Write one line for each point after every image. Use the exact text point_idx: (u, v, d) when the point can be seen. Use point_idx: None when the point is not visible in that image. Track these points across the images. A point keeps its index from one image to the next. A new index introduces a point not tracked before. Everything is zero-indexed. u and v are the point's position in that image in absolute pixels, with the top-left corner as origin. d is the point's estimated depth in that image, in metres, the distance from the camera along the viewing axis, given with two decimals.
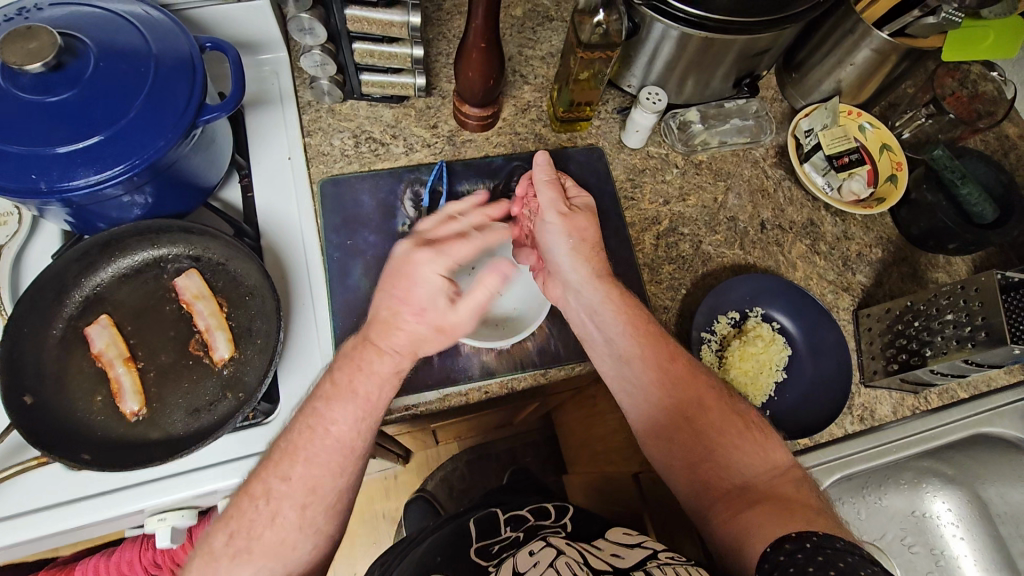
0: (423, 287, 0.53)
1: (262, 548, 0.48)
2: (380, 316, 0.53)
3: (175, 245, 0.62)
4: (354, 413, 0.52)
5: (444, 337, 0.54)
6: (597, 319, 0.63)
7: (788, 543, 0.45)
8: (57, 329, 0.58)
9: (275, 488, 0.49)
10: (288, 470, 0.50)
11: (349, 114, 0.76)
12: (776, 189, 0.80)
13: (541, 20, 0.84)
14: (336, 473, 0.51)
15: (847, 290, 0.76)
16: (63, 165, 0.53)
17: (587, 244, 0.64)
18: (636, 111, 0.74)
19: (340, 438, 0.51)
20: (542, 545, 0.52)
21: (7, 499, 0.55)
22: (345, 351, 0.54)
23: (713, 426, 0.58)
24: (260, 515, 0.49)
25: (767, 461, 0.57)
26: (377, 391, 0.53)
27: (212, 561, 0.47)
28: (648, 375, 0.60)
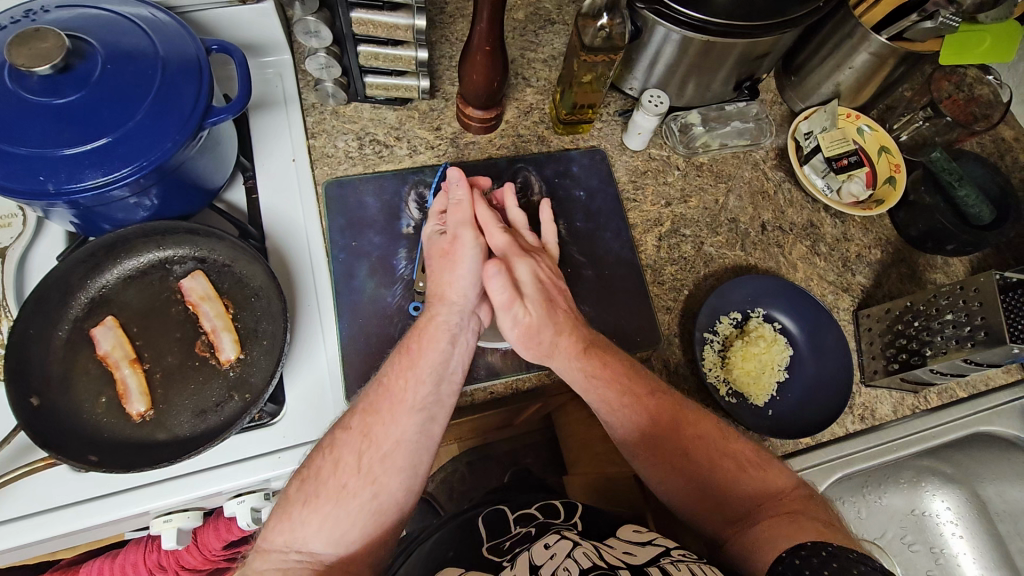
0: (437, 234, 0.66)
1: (327, 492, 0.51)
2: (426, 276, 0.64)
3: (180, 247, 0.63)
4: (402, 369, 0.57)
5: (446, 258, 0.62)
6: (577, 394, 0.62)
7: (802, 549, 0.45)
8: (62, 331, 0.58)
9: (339, 439, 0.54)
10: (348, 420, 0.55)
11: (353, 116, 0.76)
12: (776, 190, 0.81)
13: (543, 23, 0.85)
14: (388, 420, 0.55)
15: (847, 291, 0.77)
16: (70, 166, 0.53)
17: (540, 339, 0.61)
18: (638, 113, 0.75)
19: (391, 388, 0.56)
20: (557, 538, 0.53)
21: (12, 501, 0.54)
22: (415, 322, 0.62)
23: (703, 432, 0.59)
24: (325, 463, 0.53)
25: (770, 481, 0.57)
26: (425, 346, 0.58)
27: (287, 507, 0.52)
28: (614, 394, 0.60)
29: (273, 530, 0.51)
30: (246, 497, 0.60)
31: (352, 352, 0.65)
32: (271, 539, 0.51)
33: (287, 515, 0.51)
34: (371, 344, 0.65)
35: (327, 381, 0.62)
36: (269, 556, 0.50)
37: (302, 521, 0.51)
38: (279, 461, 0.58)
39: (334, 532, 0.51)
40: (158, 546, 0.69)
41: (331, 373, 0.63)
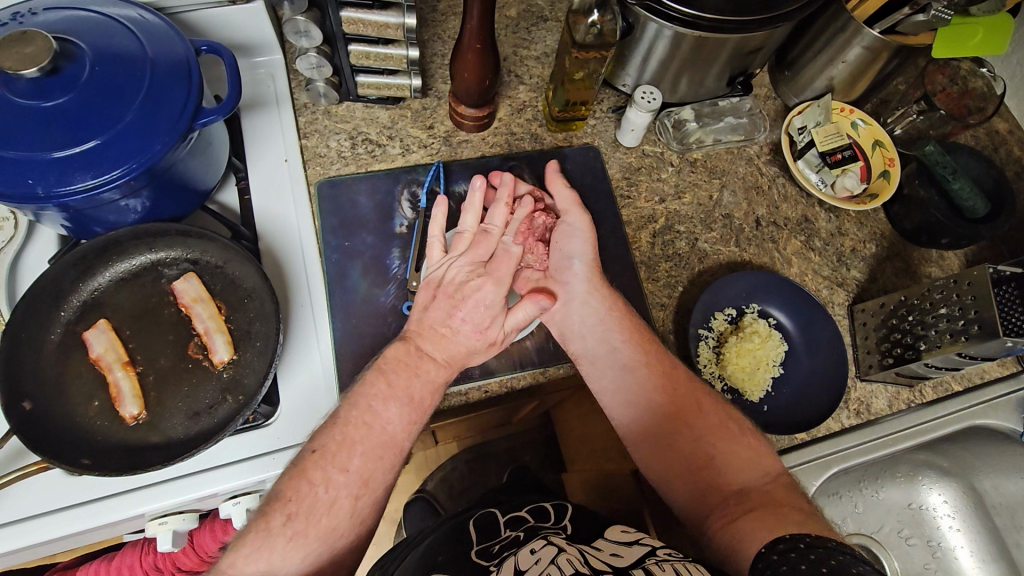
0: (484, 305, 0.62)
1: (319, 531, 0.50)
2: (437, 331, 0.60)
3: (172, 249, 0.62)
4: (406, 412, 0.56)
5: (488, 348, 0.62)
6: (602, 333, 0.65)
7: (779, 546, 0.44)
8: (55, 335, 0.58)
9: (336, 478, 0.52)
10: (346, 461, 0.52)
11: (346, 116, 0.76)
12: (771, 186, 0.81)
13: (535, 20, 0.85)
14: (387, 468, 0.54)
15: (842, 286, 0.77)
16: (59, 170, 0.53)
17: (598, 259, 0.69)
18: (631, 110, 0.75)
19: (393, 437, 0.55)
20: (543, 544, 0.53)
21: (6, 506, 0.54)
22: (393, 355, 0.58)
23: (711, 425, 0.59)
24: (320, 501, 0.51)
25: (755, 462, 0.57)
26: (429, 396, 0.58)
27: (268, 537, 0.49)
28: (640, 373, 0.62)
29: (245, 557, 0.48)
30: (241, 499, 0.60)
31: (347, 352, 0.65)
32: (239, 568, 0.48)
33: (266, 541, 0.48)
34: (365, 344, 0.65)
35: (321, 382, 0.62)
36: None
37: (284, 554, 0.48)
38: (272, 462, 0.58)
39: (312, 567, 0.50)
40: (154, 549, 0.69)
41: (326, 374, 0.63)
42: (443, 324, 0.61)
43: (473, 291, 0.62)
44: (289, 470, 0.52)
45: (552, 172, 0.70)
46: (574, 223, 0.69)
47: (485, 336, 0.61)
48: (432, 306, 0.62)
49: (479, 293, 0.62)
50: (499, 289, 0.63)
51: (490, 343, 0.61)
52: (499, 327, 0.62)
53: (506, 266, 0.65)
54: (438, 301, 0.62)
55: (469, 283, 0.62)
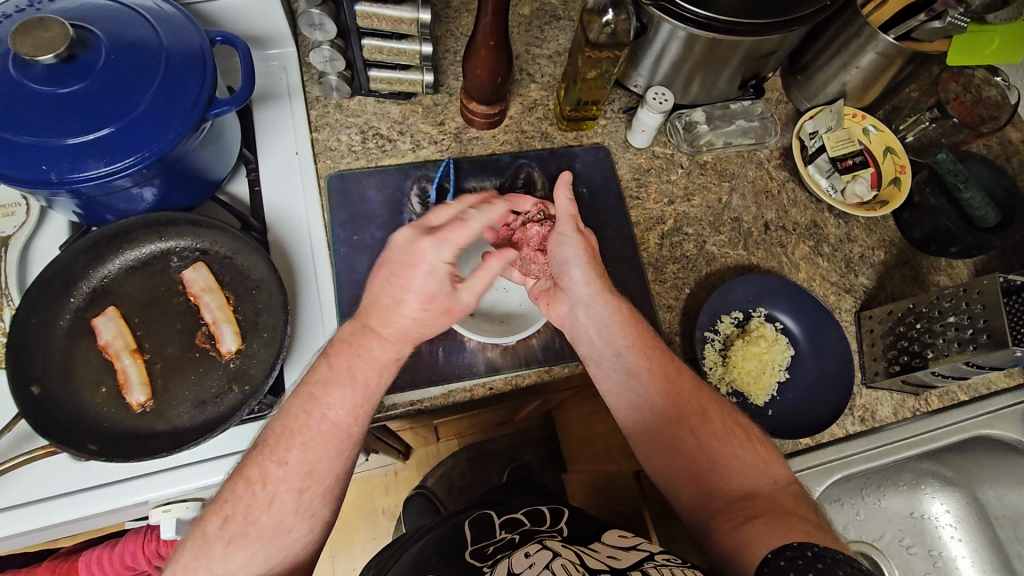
0: (428, 274, 0.55)
1: (260, 529, 0.49)
2: (381, 303, 0.55)
3: (182, 238, 0.63)
4: (351, 397, 0.53)
5: (446, 317, 0.57)
6: (608, 335, 0.63)
7: (788, 551, 0.44)
8: (65, 320, 0.59)
9: (274, 473, 0.50)
10: (285, 455, 0.51)
11: (357, 110, 0.76)
12: (780, 190, 0.81)
13: (549, 19, 0.85)
14: (333, 456, 0.52)
15: (850, 292, 0.77)
16: (73, 156, 0.53)
17: (597, 260, 0.65)
18: (643, 111, 0.75)
19: (338, 424, 0.53)
20: (538, 548, 0.53)
21: (12, 489, 0.55)
22: (341, 337, 0.55)
23: (718, 432, 0.59)
24: (257, 500, 0.49)
25: (760, 467, 0.57)
26: (375, 377, 0.54)
27: (206, 544, 0.48)
28: (645, 377, 0.61)
29: (187, 564, 0.48)
30: None
31: None
32: None
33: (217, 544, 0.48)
34: None
35: None
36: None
37: (224, 560, 0.48)
38: None
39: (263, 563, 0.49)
40: (156, 536, 0.64)
41: None
42: (387, 294, 0.55)
43: (415, 258, 0.55)
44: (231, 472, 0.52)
45: (557, 181, 0.65)
46: (563, 232, 0.64)
47: (436, 305, 0.56)
48: (376, 276, 0.56)
49: (420, 260, 0.55)
50: (447, 254, 0.55)
51: (446, 311, 0.56)
52: (451, 294, 0.56)
53: (462, 232, 0.56)
54: (380, 270, 0.56)
55: (409, 248, 0.55)
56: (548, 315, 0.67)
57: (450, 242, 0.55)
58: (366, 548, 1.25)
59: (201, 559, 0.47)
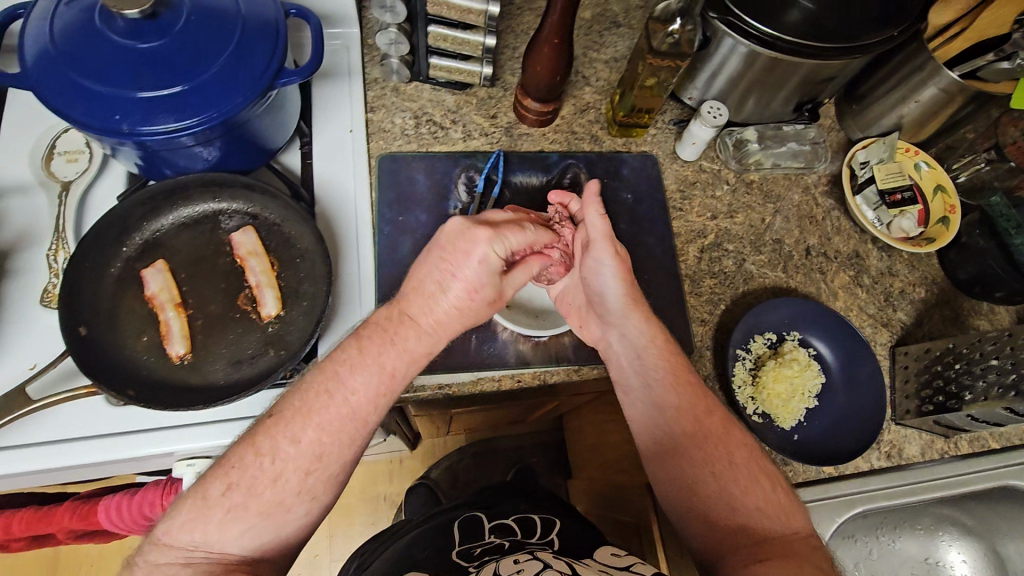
0: (478, 265, 0.55)
1: (260, 504, 0.49)
2: (425, 289, 0.56)
3: (234, 201, 0.64)
4: (376, 383, 0.53)
5: (489, 307, 0.58)
6: (639, 367, 0.63)
7: None
8: (116, 268, 0.60)
9: (283, 448, 0.50)
10: (299, 432, 0.50)
11: (413, 95, 0.77)
12: (825, 217, 0.80)
13: (609, 26, 0.86)
14: (345, 444, 0.52)
15: (886, 327, 0.76)
16: (144, 109, 0.55)
17: (633, 284, 0.65)
18: (695, 123, 0.75)
19: (356, 409, 0.53)
20: (528, 557, 0.53)
21: (41, 426, 0.55)
22: (375, 319, 0.56)
23: (739, 476, 0.57)
24: (263, 473, 0.49)
25: (782, 517, 0.54)
26: (403, 369, 0.54)
27: (205, 508, 0.48)
28: (667, 406, 0.60)
29: (182, 525, 0.47)
30: None
31: None
32: (174, 535, 0.47)
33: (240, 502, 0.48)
34: None
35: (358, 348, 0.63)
36: (170, 552, 0.47)
37: (221, 527, 0.47)
38: None
39: (255, 539, 0.49)
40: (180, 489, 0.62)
41: None
42: (433, 282, 0.56)
43: (471, 246, 0.55)
44: (241, 435, 0.52)
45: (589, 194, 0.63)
46: (601, 256, 0.64)
47: (480, 297, 0.56)
48: (422, 260, 0.57)
49: (468, 251, 0.55)
50: (499, 250, 0.56)
51: (490, 301, 0.58)
52: (495, 287, 0.57)
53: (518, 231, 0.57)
54: (431, 257, 0.56)
55: (468, 235, 0.55)
56: (580, 336, 0.67)
57: (506, 238, 0.56)
58: (363, 532, 1.25)
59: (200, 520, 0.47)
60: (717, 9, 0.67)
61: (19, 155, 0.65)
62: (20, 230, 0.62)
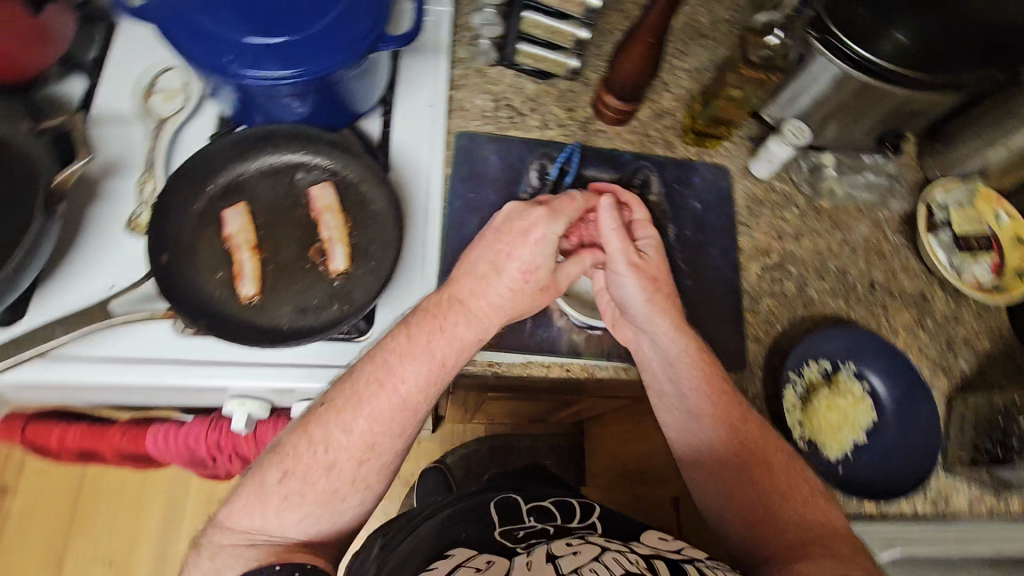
0: (536, 245, 0.57)
1: (315, 492, 0.51)
2: (476, 272, 0.57)
3: (317, 156, 0.66)
4: (426, 372, 0.54)
5: (540, 297, 0.59)
6: (674, 374, 0.62)
7: None
8: (198, 204, 0.62)
9: (337, 439, 0.52)
10: (350, 422, 0.52)
11: (496, 78, 0.78)
12: (893, 254, 0.78)
13: (694, 36, 0.86)
14: (396, 433, 0.53)
15: (945, 373, 0.74)
16: (253, 54, 0.57)
17: (662, 294, 0.63)
18: (774, 141, 0.74)
19: (406, 399, 0.53)
20: (582, 540, 0.53)
21: (111, 343, 0.57)
22: (423, 307, 0.56)
23: (779, 484, 0.58)
24: (318, 461, 0.51)
25: (824, 524, 0.56)
26: (454, 356, 0.55)
27: (264, 495, 0.51)
28: (706, 417, 0.61)
29: (241, 510, 0.51)
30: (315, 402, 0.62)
31: None
32: (235, 520, 0.51)
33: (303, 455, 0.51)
34: None
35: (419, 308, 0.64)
36: (231, 535, 0.51)
37: (278, 515, 0.51)
38: None
39: (312, 525, 0.52)
40: (224, 426, 0.65)
41: None
42: (486, 263, 0.58)
43: (529, 226, 0.58)
44: (296, 423, 0.54)
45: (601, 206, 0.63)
46: (621, 266, 0.62)
47: (535, 280, 0.58)
48: (476, 246, 0.59)
49: (524, 232, 0.58)
50: (554, 230, 0.58)
51: (542, 288, 0.59)
52: (550, 272, 0.59)
53: (571, 205, 0.60)
54: (485, 237, 0.58)
55: (524, 215, 0.58)
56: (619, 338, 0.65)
57: (562, 214, 0.59)
58: None
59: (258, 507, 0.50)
60: (818, 29, 0.66)
61: (122, 87, 0.68)
62: (114, 156, 0.65)
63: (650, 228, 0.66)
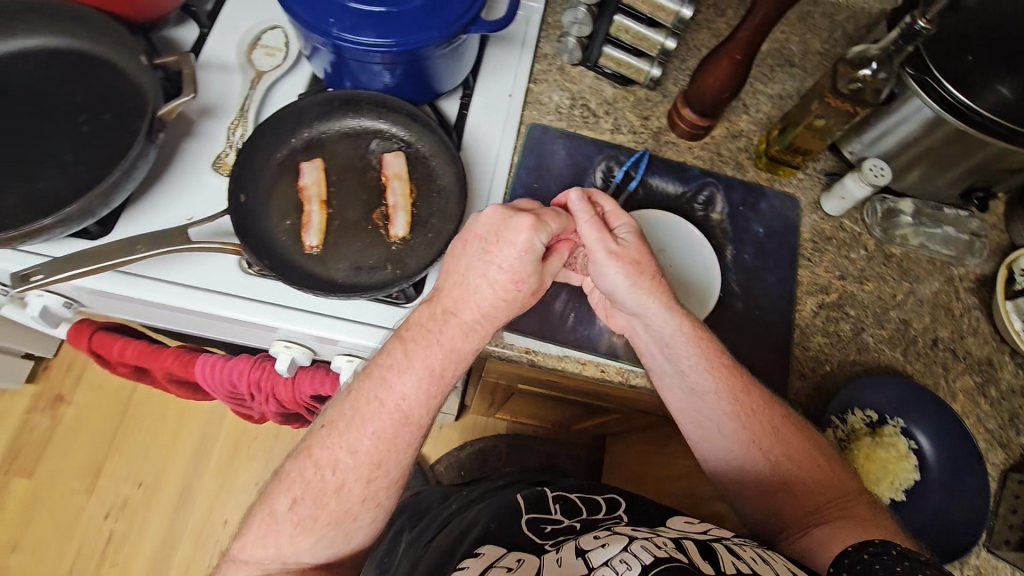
0: (523, 253, 0.55)
1: (327, 514, 0.52)
2: (467, 283, 0.56)
3: (394, 126, 0.69)
4: (424, 385, 0.54)
5: (532, 296, 0.58)
6: (695, 388, 0.60)
7: (871, 548, 0.45)
8: (280, 154, 0.66)
9: (343, 460, 0.52)
10: (355, 442, 0.52)
11: (576, 78, 0.79)
12: (963, 313, 0.74)
13: (782, 63, 0.84)
14: (401, 449, 0.54)
15: (1003, 447, 0.69)
16: (354, 21, 0.60)
17: (648, 279, 0.60)
18: (852, 178, 0.71)
19: (408, 414, 0.53)
20: (609, 532, 0.53)
21: (182, 268, 0.61)
22: (416, 319, 0.56)
23: (792, 452, 0.58)
24: (327, 483, 0.52)
25: (837, 486, 0.57)
26: (451, 366, 0.55)
27: (274, 525, 0.51)
28: (722, 400, 0.60)
29: (253, 542, 0.52)
30: (355, 358, 0.65)
31: None
32: (248, 551, 0.51)
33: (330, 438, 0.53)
34: None
35: None
36: (247, 567, 0.51)
37: (290, 541, 0.51)
38: None
39: (325, 548, 0.53)
40: (269, 365, 0.68)
41: None
42: (476, 275, 0.56)
43: (515, 235, 0.55)
44: (297, 447, 0.54)
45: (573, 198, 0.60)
46: (601, 258, 0.59)
47: (526, 287, 0.56)
48: (461, 252, 0.57)
49: (508, 240, 0.55)
50: (538, 235, 0.55)
51: (534, 289, 0.58)
52: (539, 276, 0.57)
53: (555, 217, 0.58)
54: (471, 249, 0.56)
55: (509, 224, 0.55)
56: (616, 327, 0.65)
57: (548, 225, 0.56)
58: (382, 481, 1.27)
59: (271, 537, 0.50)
60: (916, 67, 0.64)
61: (229, 39, 0.73)
62: (212, 100, 0.69)
63: (625, 216, 0.62)
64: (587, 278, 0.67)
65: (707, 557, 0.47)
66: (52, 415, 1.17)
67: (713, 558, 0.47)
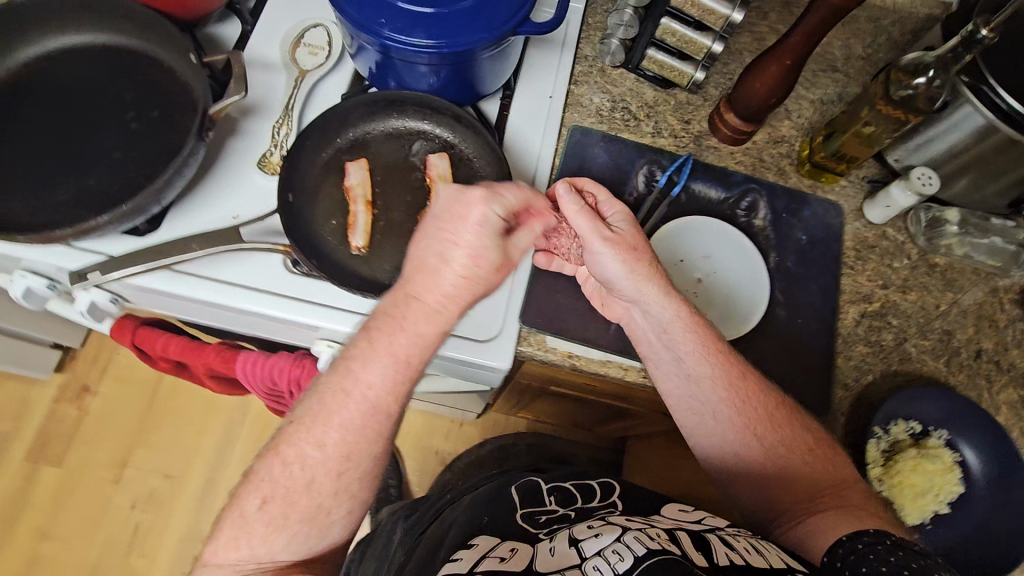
0: (477, 227, 0.49)
1: (301, 509, 0.49)
2: (426, 263, 0.49)
3: (438, 127, 0.68)
4: (390, 373, 0.49)
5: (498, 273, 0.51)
6: (693, 376, 0.59)
7: (865, 537, 0.47)
8: (326, 154, 0.66)
9: (310, 455, 0.48)
10: (322, 437, 0.48)
11: (617, 81, 0.79)
12: (1007, 325, 0.73)
13: (825, 68, 0.83)
14: (372, 440, 0.49)
15: None
16: (405, 21, 0.60)
17: (643, 265, 0.59)
18: (897, 186, 0.70)
19: (375, 404, 0.49)
20: (603, 522, 0.53)
21: (231, 267, 0.61)
22: (382, 306, 0.50)
23: (785, 438, 0.58)
24: (294, 480, 0.48)
25: (830, 473, 0.57)
26: (417, 353, 0.49)
27: (244, 526, 0.48)
28: (720, 388, 0.58)
29: (227, 544, 0.49)
30: None
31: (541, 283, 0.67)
32: (220, 554, 0.49)
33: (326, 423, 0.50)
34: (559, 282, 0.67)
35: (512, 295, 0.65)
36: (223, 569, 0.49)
37: (265, 542, 0.49)
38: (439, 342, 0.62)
39: (301, 545, 0.51)
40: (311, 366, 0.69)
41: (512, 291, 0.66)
42: (433, 253, 0.49)
43: (467, 208, 0.49)
44: (267, 445, 0.50)
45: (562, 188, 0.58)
46: (597, 248, 0.58)
47: (486, 260, 0.50)
48: (419, 235, 0.51)
49: (462, 212, 0.49)
50: (491, 205, 0.49)
51: (500, 266, 0.51)
52: (501, 250, 0.50)
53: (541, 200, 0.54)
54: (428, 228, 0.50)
55: (462, 197, 0.49)
56: (613, 315, 0.64)
57: (507, 197, 0.51)
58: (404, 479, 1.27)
59: (242, 539, 0.48)
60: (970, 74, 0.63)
61: (273, 37, 0.73)
62: (258, 99, 0.70)
63: (618, 204, 0.61)
64: (581, 267, 0.66)
65: (698, 547, 0.47)
66: (80, 406, 1.18)
67: (705, 548, 0.47)
